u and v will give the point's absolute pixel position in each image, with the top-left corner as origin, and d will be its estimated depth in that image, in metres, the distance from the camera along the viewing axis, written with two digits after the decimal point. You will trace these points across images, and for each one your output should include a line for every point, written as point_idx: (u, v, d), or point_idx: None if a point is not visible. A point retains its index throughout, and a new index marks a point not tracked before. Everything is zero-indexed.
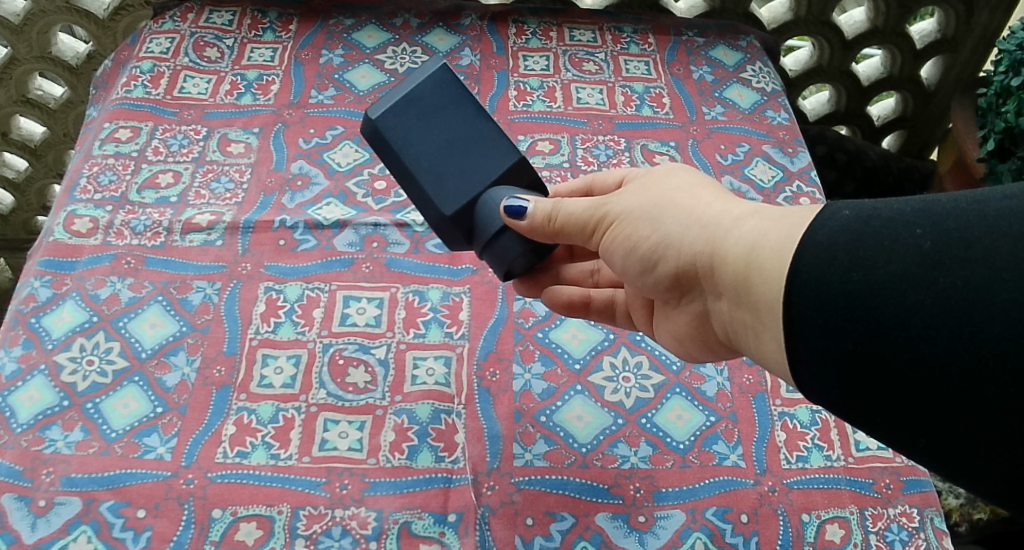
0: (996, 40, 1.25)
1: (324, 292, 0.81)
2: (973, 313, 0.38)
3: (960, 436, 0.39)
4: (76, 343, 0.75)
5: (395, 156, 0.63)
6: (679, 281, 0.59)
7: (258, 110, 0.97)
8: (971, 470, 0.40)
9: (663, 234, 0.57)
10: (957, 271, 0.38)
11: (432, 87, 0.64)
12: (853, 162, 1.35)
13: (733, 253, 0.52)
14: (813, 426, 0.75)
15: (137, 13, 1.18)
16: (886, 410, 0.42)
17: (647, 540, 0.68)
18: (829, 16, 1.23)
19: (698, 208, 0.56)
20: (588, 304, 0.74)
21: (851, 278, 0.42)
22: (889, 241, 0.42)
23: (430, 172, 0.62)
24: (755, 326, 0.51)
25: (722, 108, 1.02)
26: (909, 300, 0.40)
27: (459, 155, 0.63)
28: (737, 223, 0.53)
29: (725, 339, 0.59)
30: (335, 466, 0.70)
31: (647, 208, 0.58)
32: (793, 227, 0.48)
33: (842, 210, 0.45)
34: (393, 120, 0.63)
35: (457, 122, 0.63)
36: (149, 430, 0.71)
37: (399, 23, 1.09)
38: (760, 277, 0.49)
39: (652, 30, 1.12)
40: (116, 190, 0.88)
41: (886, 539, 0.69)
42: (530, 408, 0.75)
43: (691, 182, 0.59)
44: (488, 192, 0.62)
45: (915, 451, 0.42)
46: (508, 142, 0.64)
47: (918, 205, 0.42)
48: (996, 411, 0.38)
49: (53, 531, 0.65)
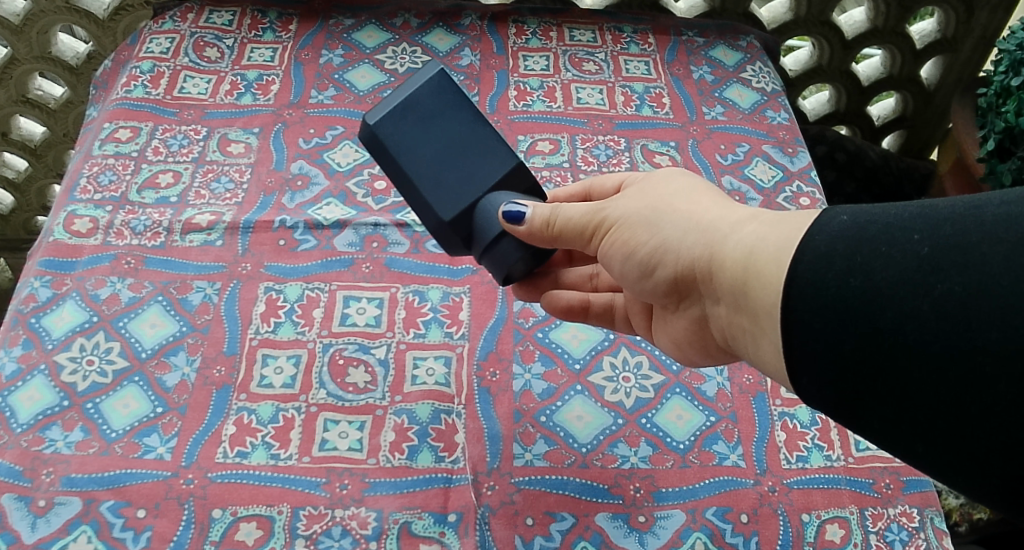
0: (996, 40, 1.25)
1: (324, 292, 0.81)
2: (970, 318, 0.38)
3: (958, 442, 0.39)
4: (76, 343, 0.75)
5: (394, 161, 0.62)
6: (678, 286, 0.58)
7: (258, 110, 0.97)
8: (970, 476, 0.40)
9: (662, 239, 0.57)
10: (955, 277, 0.38)
11: (430, 92, 0.64)
12: (853, 162, 1.35)
13: (732, 258, 0.52)
14: (813, 426, 0.75)
15: (137, 13, 1.18)
16: (885, 416, 0.42)
17: (647, 540, 0.68)
18: (829, 16, 1.23)
19: (697, 213, 0.56)
20: (587, 309, 0.73)
21: (849, 283, 0.42)
22: (887, 246, 0.42)
23: (429, 177, 0.62)
24: (754, 331, 0.51)
25: (722, 108, 1.02)
26: (907, 305, 0.40)
27: (457, 161, 0.63)
28: (735, 228, 0.53)
29: (724, 344, 0.59)
30: (335, 466, 0.70)
31: (646, 213, 0.58)
32: (791, 232, 0.48)
33: (840, 215, 0.45)
34: (392, 126, 0.62)
35: (455, 127, 0.63)
36: (149, 430, 0.71)
37: (399, 23, 1.09)
38: (758, 282, 0.49)
39: (652, 30, 1.12)
40: (116, 190, 0.88)
41: (886, 539, 0.69)
42: (530, 408, 0.75)
43: (690, 187, 0.59)
44: (486, 197, 0.62)
45: (913, 457, 0.42)
46: (507, 147, 0.64)
47: (916, 210, 0.42)
48: (994, 417, 0.38)
49: (53, 531, 0.65)
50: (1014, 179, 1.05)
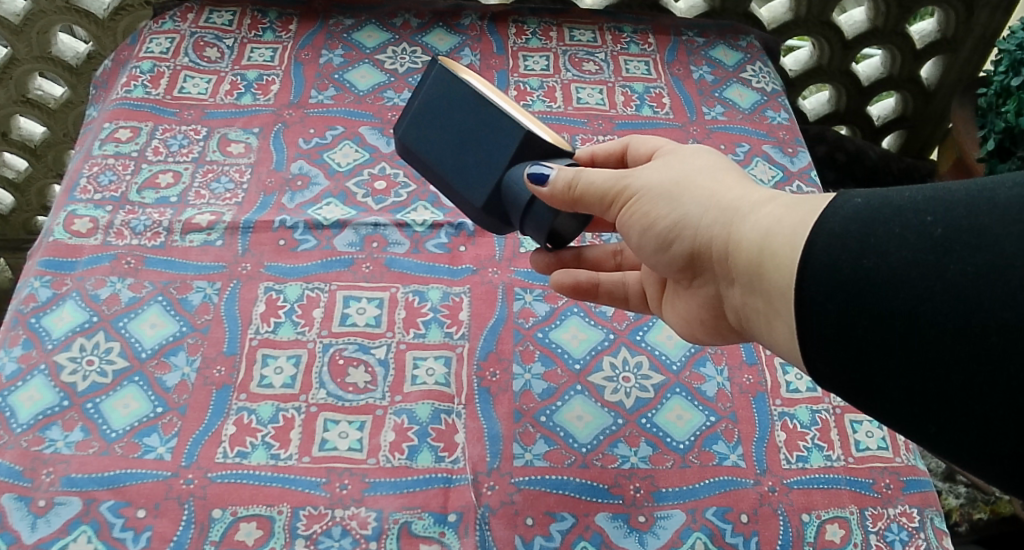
0: (995, 39, 1.26)
1: (324, 292, 0.81)
2: (982, 298, 0.38)
3: (965, 422, 0.39)
4: (76, 343, 0.75)
5: (428, 167, 0.67)
6: (693, 263, 0.58)
7: (258, 110, 0.97)
8: (978, 455, 0.40)
9: (679, 216, 0.56)
10: (967, 258, 0.38)
11: (434, 90, 0.66)
12: (853, 162, 1.34)
13: (747, 241, 0.52)
14: (813, 426, 0.75)
15: (137, 13, 1.18)
16: (895, 397, 0.42)
17: (647, 539, 0.68)
18: (829, 16, 1.23)
19: (716, 193, 0.55)
20: (597, 287, 0.73)
21: (861, 263, 0.42)
22: (900, 228, 0.42)
23: (455, 173, 0.65)
24: (767, 312, 0.51)
25: (722, 108, 1.02)
26: (919, 287, 0.40)
27: (473, 150, 0.64)
28: (754, 208, 0.53)
29: (737, 325, 0.59)
30: (335, 466, 0.70)
31: (667, 187, 0.57)
32: (806, 214, 0.48)
33: (854, 198, 0.45)
34: (416, 136, 0.67)
35: (462, 117, 0.64)
36: (149, 430, 0.71)
37: (399, 23, 1.09)
38: (773, 264, 0.49)
39: (652, 30, 1.12)
40: (116, 190, 0.88)
41: (886, 539, 0.69)
42: (530, 408, 0.75)
43: (711, 166, 0.58)
44: (506, 173, 0.63)
45: (925, 438, 0.42)
46: (516, 118, 0.62)
47: (928, 193, 0.42)
48: (1005, 398, 0.38)
49: (53, 531, 0.65)
50: None
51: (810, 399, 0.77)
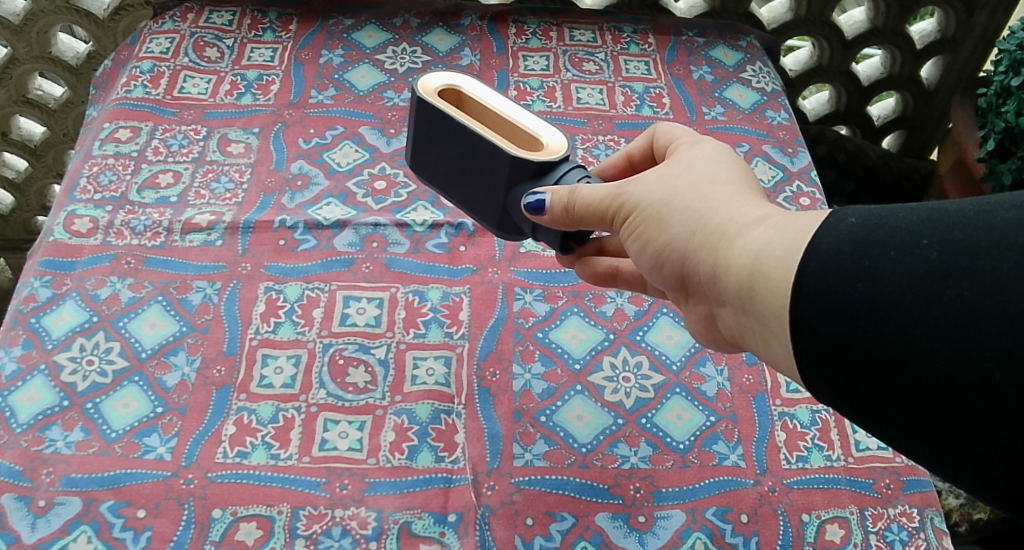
0: (995, 40, 1.26)
1: (324, 292, 0.81)
2: (980, 324, 0.37)
3: (962, 445, 0.38)
4: (76, 343, 0.75)
5: (444, 190, 0.72)
6: (687, 282, 0.57)
7: (258, 110, 0.97)
8: (974, 477, 0.39)
9: (670, 237, 0.55)
10: (964, 282, 0.37)
11: (424, 123, 0.68)
12: (853, 162, 1.34)
13: (737, 264, 0.50)
14: (813, 426, 0.75)
15: (137, 13, 1.18)
16: (890, 418, 0.41)
17: (647, 540, 0.68)
18: (829, 16, 1.23)
19: (706, 212, 0.54)
20: (616, 276, 0.72)
21: (856, 287, 0.41)
22: (895, 251, 0.40)
23: (466, 197, 0.70)
24: (762, 334, 0.50)
25: (722, 108, 1.02)
26: (915, 312, 0.39)
27: (470, 174, 0.68)
28: (742, 231, 0.51)
29: (731, 341, 0.58)
30: (335, 466, 0.70)
31: (659, 204, 0.56)
32: (798, 235, 0.46)
33: (847, 218, 0.44)
34: (425, 168, 0.71)
35: (452, 145, 0.67)
36: (149, 430, 0.71)
37: (399, 23, 1.09)
38: (765, 286, 0.47)
39: (652, 30, 1.12)
40: (116, 190, 0.88)
41: (886, 539, 0.69)
42: (530, 408, 0.75)
43: (709, 177, 0.56)
44: (508, 195, 0.65)
45: (922, 458, 0.41)
46: (496, 144, 0.64)
47: (924, 213, 0.41)
48: (1001, 424, 0.37)
49: (53, 531, 0.65)
50: (1014, 179, 1.05)
51: (810, 399, 0.77)
